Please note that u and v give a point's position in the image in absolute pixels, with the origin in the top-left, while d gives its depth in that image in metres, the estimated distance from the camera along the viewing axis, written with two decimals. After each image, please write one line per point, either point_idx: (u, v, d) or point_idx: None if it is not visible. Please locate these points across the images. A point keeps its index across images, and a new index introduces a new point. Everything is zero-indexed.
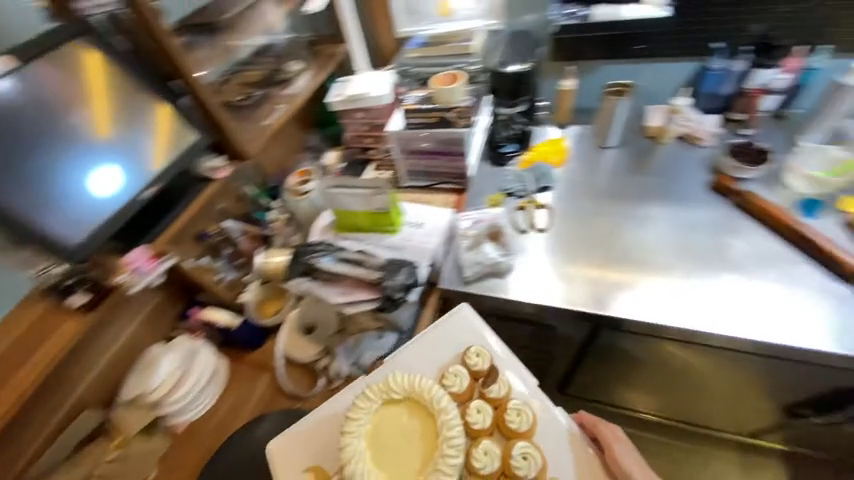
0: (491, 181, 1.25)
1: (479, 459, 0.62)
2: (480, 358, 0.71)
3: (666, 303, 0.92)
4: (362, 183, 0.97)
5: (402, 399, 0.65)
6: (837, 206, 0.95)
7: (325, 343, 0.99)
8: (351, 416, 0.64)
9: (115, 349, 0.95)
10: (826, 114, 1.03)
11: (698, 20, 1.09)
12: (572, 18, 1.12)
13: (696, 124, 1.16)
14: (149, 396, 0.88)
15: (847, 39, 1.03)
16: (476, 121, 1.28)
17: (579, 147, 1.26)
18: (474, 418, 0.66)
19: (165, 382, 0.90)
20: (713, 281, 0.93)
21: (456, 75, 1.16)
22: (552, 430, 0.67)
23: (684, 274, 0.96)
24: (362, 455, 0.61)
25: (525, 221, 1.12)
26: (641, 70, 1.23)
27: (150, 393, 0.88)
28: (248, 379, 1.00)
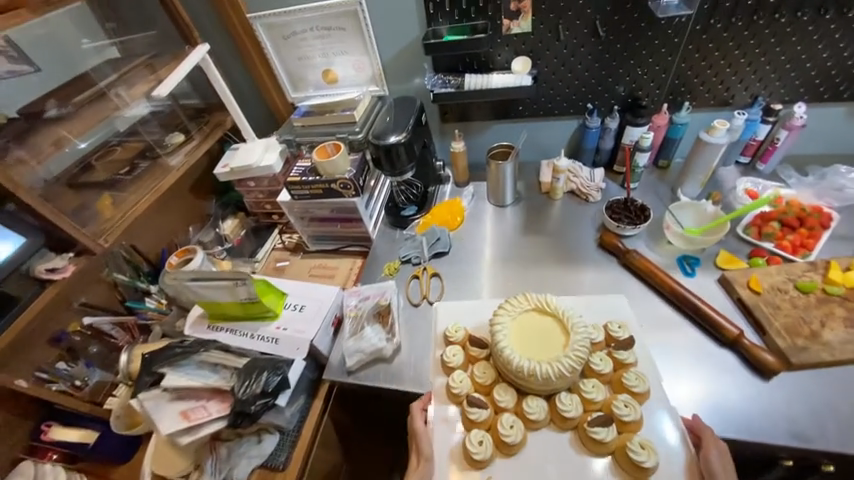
0: (391, 246, 1.23)
1: (587, 387, 0.75)
2: (622, 331, 0.82)
3: None
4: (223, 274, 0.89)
5: (551, 315, 0.83)
6: (713, 263, 0.96)
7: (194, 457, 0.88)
8: (511, 301, 0.86)
9: None
10: (695, 168, 1.06)
11: (573, 83, 1.11)
12: (448, 86, 1.11)
13: (581, 181, 1.20)
14: None
15: (705, 96, 1.07)
16: (372, 186, 1.25)
17: (478, 208, 1.28)
18: (597, 362, 0.78)
19: None
20: None
21: (338, 144, 1.14)
22: (655, 398, 0.75)
23: None
24: (506, 326, 0.82)
25: (418, 292, 1.06)
26: (529, 128, 1.27)
27: None
28: None
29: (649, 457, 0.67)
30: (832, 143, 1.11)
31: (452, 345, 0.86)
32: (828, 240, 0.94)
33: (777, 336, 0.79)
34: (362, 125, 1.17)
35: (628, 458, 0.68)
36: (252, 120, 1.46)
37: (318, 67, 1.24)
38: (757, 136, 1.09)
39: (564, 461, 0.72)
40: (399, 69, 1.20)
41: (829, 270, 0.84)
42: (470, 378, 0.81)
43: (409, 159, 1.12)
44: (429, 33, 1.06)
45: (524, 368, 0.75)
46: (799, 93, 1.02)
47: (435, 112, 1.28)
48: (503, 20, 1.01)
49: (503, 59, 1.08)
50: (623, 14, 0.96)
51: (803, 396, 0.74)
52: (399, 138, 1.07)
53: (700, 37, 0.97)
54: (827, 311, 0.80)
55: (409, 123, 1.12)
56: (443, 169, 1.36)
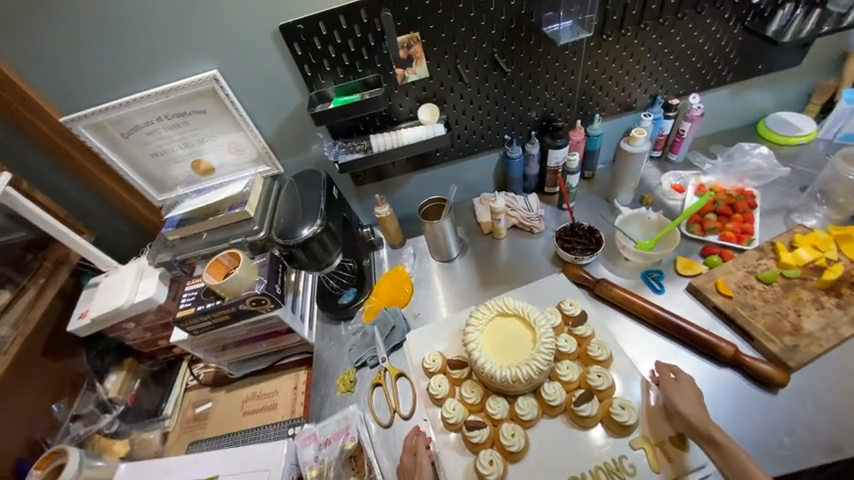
0: (337, 348, 1.00)
1: (562, 370, 0.75)
2: (575, 307, 0.83)
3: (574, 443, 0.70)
4: None
5: (512, 315, 0.81)
6: (674, 271, 0.93)
7: None
8: (472, 314, 0.81)
9: None
10: (626, 177, 1.03)
11: (486, 119, 1.02)
12: (354, 151, 0.94)
13: (522, 215, 1.12)
14: None
15: (611, 105, 1.07)
16: (293, 285, 1.01)
17: (422, 270, 1.12)
18: (563, 344, 0.78)
19: None
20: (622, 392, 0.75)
21: (234, 252, 0.89)
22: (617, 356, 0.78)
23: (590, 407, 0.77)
24: (479, 341, 0.77)
25: (385, 406, 0.85)
26: (452, 170, 1.15)
27: None
28: None
29: (630, 415, 0.68)
30: (722, 121, 1.19)
31: (433, 376, 0.81)
32: (761, 218, 0.97)
33: (768, 341, 0.76)
34: (261, 221, 0.93)
35: (613, 421, 0.69)
36: (100, 240, 1.08)
37: (185, 160, 0.98)
38: (664, 130, 1.10)
39: (564, 447, 0.70)
40: (288, 142, 1.00)
41: (780, 253, 0.85)
42: (461, 401, 0.76)
43: (331, 246, 0.91)
44: (313, 97, 0.88)
45: (507, 377, 0.72)
46: (690, 85, 1.06)
47: (345, 178, 1.09)
48: (396, 69, 0.88)
49: (406, 109, 0.95)
50: (520, 43, 0.89)
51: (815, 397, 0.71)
52: (313, 229, 0.86)
53: (596, 52, 0.95)
54: (797, 297, 0.80)
55: (323, 199, 0.92)
56: (371, 234, 1.17)
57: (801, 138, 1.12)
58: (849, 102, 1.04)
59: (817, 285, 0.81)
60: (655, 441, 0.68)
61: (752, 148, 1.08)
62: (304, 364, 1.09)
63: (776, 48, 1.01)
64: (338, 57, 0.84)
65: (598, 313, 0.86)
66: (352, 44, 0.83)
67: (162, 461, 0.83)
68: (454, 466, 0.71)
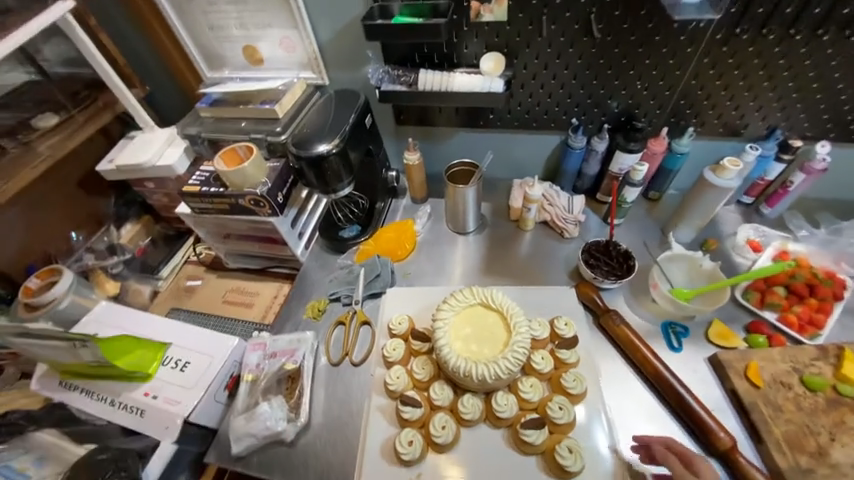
0: (321, 274, 0.99)
1: (524, 386, 0.67)
2: (568, 330, 0.74)
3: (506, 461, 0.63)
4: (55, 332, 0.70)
5: (494, 310, 0.73)
6: (703, 334, 0.78)
7: None
8: (453, 294, 0.74)
9: None
10: (694, 211, 0.86)
11: (556, 91, 0.88)
12: (401, 83, 0.86)
13: (557, 213, 1.00)
14: None
15: (713, 122, 0.87)
16: (302, 202, 1.00)
17: (432, 233, 1.05)
18: (537, 361, 0.70)
19: None
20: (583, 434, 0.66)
21: (249, 146, 0.87)
22: (590, 397, 0.69)
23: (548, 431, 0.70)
24: (448, 322, 0.71)
25: (340, 346, 0.83)
26: (501, 140, 1.04)
27: None
28: None
29: (575, 462, 0.60)
30: (848, 188, 0.94)
31: (393, 339, 0.76)
32: (841, 315, 0.77)
33: (778, 452, 0.62)
34: (286, 124, 0.91)
35: (555, 460, 0.61)
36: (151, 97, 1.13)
37: (237, 42, 0.96)
38: (767, 175, 0.90)
39: (495, 462, 0.64)
40: (339, 54, 0.94)
41: (844, 363, 0.68)
42: (408, 373, 0.71)
43: (343, 172, 0.86)
44: (374, 9, 0.80)
45: (461, 369, 0.65)
46: (825, 130, 0.83)
47: (388, 109, 1.02)
48: (471, 2, 0.76)
49: (470, 53, 0.84)
50: (626, 10, 0.73)
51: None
52: (328, 148, 0.81)
53: (718, 49, 0.76)
54: (840, 420, 0.64)
55: (351, 121, 0.87)
56: (395, 179, 1.11)
57: None
58: None
59: None
60: None
61: None
62: (290, 279, 1.10)
63: None
64: None
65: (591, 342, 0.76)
66: None
67: (134, 312, 0.88)
68: (377, 431, 0.68)
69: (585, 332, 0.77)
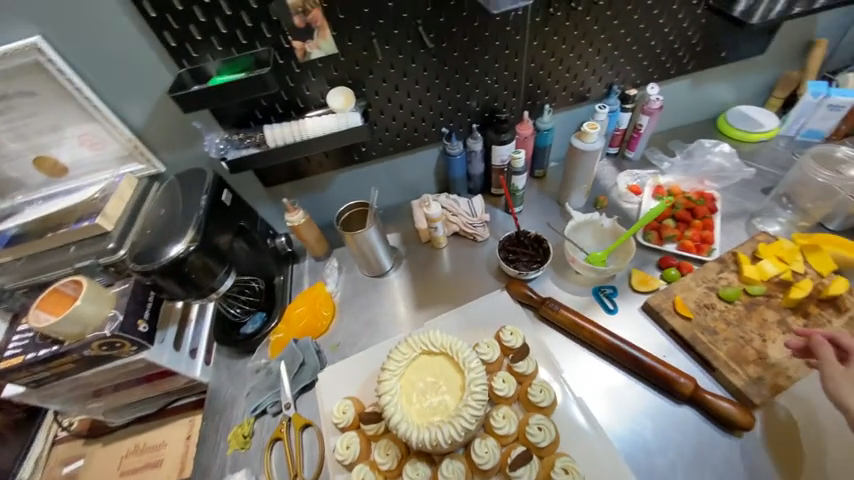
0: (236, 387, 0.82)
1: (497, 421, 0.61)
2: (516, 338, 0.70)
3: None
4: None
5: (440, 354, 0.65)
6: (629, 286, 0.81)
7: None
8: (391, 356, 0.65)
9: None
10: (578, 179, 0.90)
11: (416, 107, 0.85)
12: (248, 145, 0.75)
13: (463, 222, 0.97)
14: None
15: (562, 94, 0.92)
16: (181, 314, 0.82)
17: (350, 287, 0.94)
18: (499, 387, 0.64)
19: None
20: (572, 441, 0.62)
21: (77, 278, 0.67)
22: (561, 400, 0.65)
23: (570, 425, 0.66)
24: (396, 391, 0.61)
25: (286, 468, 0.68)
26: (383, 169, 0.98)
27: None
28: None
29: None
30: (682, 115, 1.09)
31: (343, 434, 0.65)
32: (721, 224, 0.87)
33: (731, 372, 0.65)
34: (122, 237, 0.72)
35: None
36: None
37: (17, 157, 0.74)
38: (621, 125, 0.98)
39: None
40: (166, 134, 0.79)
41: (743, 266, 0.75)
42: (374, 468, 0.61)
43: (215, 266, 0.71)
44: (183, 74, 0.68)
45: (426, 440, 0.56)
46: (649, 75, 0.94)
47: (251, 177, 0.90)
48: (292, 42, 0.68)
49: (314, 94, 0.77)
50: (449, 14, 0.72)
51: (817, 431, 0.59)
52: (183, 246, 0.65)
53: (542, 30, 0.79)
54: (761, 319, 0.70)
55: (202, 204, 0.72)
56: (288, 244, 0.98)
57: (762, 135, 1.03)
58: (814, 95, 0.94)
59: (782, 304, 0.71)
60: None
61: (714, 145, 0.98)
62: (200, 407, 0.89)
63: (738, 32, 0.91)
64: (210, 21, 0.64)
65: (540, 340, 0.73)
66: (225, 5, 0.63)
67: None
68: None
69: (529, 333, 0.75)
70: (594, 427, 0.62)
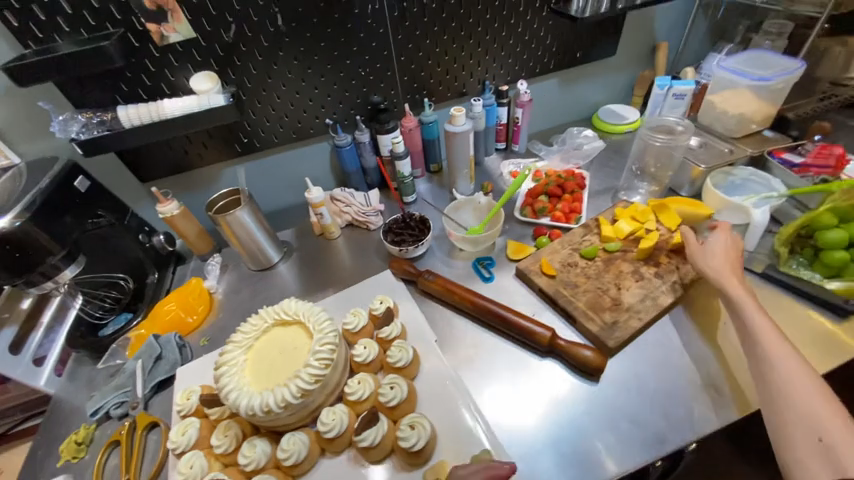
0: (84, 394, 0.73)
1: (350, 386, 0.57)
2: (383, 305, 0.68)
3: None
4: None
5: (295, 323, 0.62)
6: (506, 257, 0.82)
7: None
8: (239, 328, 0.61)
9: None
10: (458, 163, 0.94)
11: (293, 97, 0.87)
12: (101, 127, 0.73)
13: (354, 211, 0.97)
14: None
15: (439, 89, 0.99)
16: (28, 317, 0.75)
17: (234, 282, 0.90)
18: (358, 352, 0.61)
19: None
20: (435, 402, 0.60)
21: None
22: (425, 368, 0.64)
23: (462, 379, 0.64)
24: (238, 362, 0.56)
25: (119, 473, 0.59)
26: (272, 163, 0.98)
27: None
28: None
29: (420, 436, 0.52)
30: (560, 113, 1.20)
31: (182, 422, 0.58)
32: (589, 198, 0.93)
33: (588, 321, 0.66)
34: None
35: (400, 448, 0.52)
36: None
37: None
38: (501, 119, 1.05)
39: None
40: (18, 123, 0.75)
41: (602, 227, 0.80)
42: (208, 452, 0.54)
43: (54, 245, 0.67)
44: (27, 52, 0.66)
45: (258, 407, 0.51)
46: (517, 72, 1.04)
47: (121, 170, 0.87)
48: (146, 24, 0.70)
49: (181, 80, 0.77)
50: (308, 5, 0.77)
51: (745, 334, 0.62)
52: (6, 220, 0.61)
53: (403, 25, 0.86)
54: (617, 271, 0.73)
55: (43, 183, 0.69)
56: (169, 243, 0.92)
57: (628, 126, 1.14)
58: (661, 86, 1.06)
59: (637, 257, 0.75)
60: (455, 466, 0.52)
61: (579, 132, 1.11)
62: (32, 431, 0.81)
63: (587, 34, 1.03)
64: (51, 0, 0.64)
65: (413, 313, 0.72)
66: None
67: None
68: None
69: (402, 305, 0.74)
70: (459, 386, 0.61)
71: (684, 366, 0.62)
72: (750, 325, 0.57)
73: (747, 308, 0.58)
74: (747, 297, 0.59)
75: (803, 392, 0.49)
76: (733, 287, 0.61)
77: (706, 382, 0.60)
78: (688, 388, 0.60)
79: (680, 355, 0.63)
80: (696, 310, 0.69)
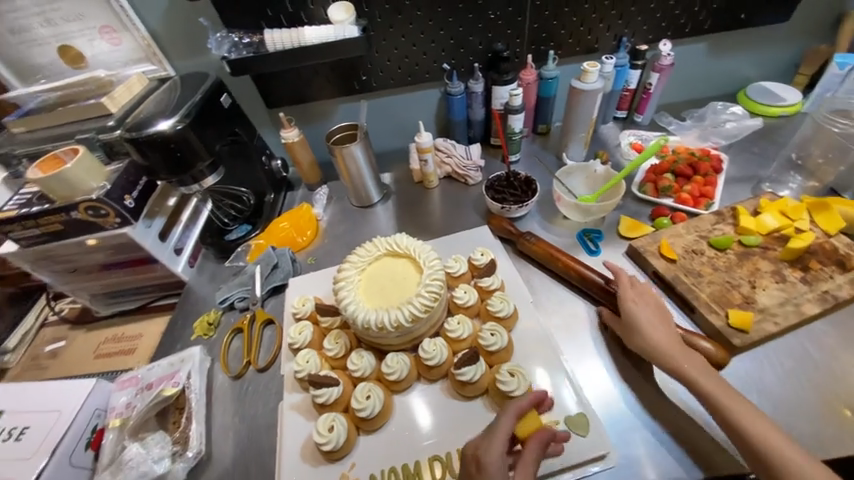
0: (210, 286, 0.84)
1: (451, 324, 0.59)
2: (485, 257, 0.68)
3: (446, 412, 0.55)
4: None
5: (404, 256, 0.64)
6: (617, 233, 0.77)
7: None
8: (353, 251, 0.65)
9: None
10: (577, 124, 0.88)
11: (418, 36, 0.86)
12: (246, 50, 0.79)
13: (455, 162, 0.96)
14: None
15: (568, 42, 0.91)
16: (172, 212, 0.86)
17: (337, 214, 0.95)
18: (460, 296, 0.63)
19: None
20: (534, 361, 0.60)
21: (73, 149, 0.73)
22: (522, 325, 0.64)
23: (561, 345, 0.62)
24: (354, 280, 0.61)
25: (240, 355, 0.68)
26: (384, 104, 0.99)
27: None
28: None
29: (519, 384, 0.53)
30: (700, 87, 1.05)
31: (297, 323, 0.65)
32: (725, 184, 0.82)
33: (711, 313, 0.61)
34: (122, 118, 0.77)
35: (498, 391, 0.54)
36: None
37: (44, 44, 0.80)
38: (630, 83, 0.94)
39: (438, 419, 0.55)
40: (179, 39, 0.84)
41: (741, 217, 0.70)
42: (320, 353, 0.60)
43: (203, 153, 0.75)
44: None
45: (371, 322, 0.56)
46: (661, 30, 0.91)
47: (252, 91, 0.94)
48: None
49: (318, 9, 0.80)
50: None
51: None
52: (171, 124, 0.70)
53: None
54: (753, 268, 0.65)
55: (197, 96, 0.77)
56: (283, 169, 1.00)
57: (783, 110, 0.96)
58: (840, 66, 0.87)
59: (780, 256, 0.66)
60: (550, 420, 0.54)
61: (723, 107, 0.97)
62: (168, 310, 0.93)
63: None
64: None
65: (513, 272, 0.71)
66: None
67: None
68: (294, 430, 0.57)
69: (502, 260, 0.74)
70: (557, 349, 0.61)
71: (816, 379, 0.55)
72: (721, 407, 0.48)
73: (708, 387, 0.50)
74: (705, 375, 0.51)
75: (793, 457, 0.44)
76: (656, 338, 0.54)
77: (842, 404, 0.52)
78: (821, 406, 0.53)
79: (813, 369, 0.56)
80: (843, 328, 0.60)
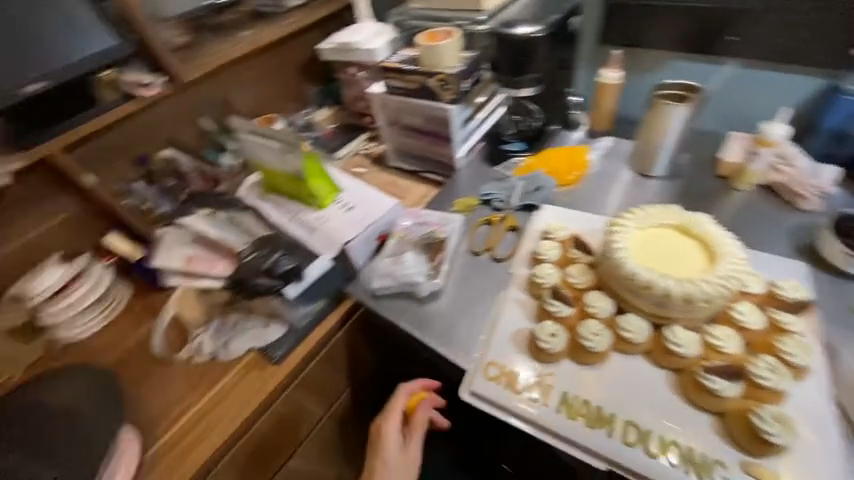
0: (474, 181, 0.95)
1: (719, 333, 0.56)
2: (795, 293, 0.59)
3: (664, 405, 0.54)
4: (274, 135, 0.80)
5: (696, 239, 0.61)
6: None
7: (211, 309, 0.87)
8: (642, 208, 0.65)
9: (13, 249, 0.87)
10: None
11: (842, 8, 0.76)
12: None
13: (794, 172, 0.79)
14: (31, 297, 0.82)
15: None
16: (477, 107, 0.98)
17: (607, 168, 0.92)
18: (739, 311, 0.57)
19: (49, 289, 0.83)
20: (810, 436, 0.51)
21: (452, 31, 0.92)
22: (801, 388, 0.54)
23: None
24: (634, 233, 0.62)
25: (485, 241, 0.81)
26: None
27: (30, 296, 0.82)
28: (135, 318, 0.92)
29: (782, 434, 0.48)
30: None
31: (549, 240, 0.71)
32: None
33: None
34: (491, 17, 0.97)
35: (747, 422, 0.50)
36: None
37: None
38: None
39: (654, 399, 0.55)
40: None
41: None
42: (562, 275, 0.65)
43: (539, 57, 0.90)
44: None
45: (643, 276, 0.57)
46: None
47: (593, 25, 1.01)
48: None
49: None
50: None
51: None
52: (534, 29, 0.86)
53: None
54: None
55: (554, 15, 0.90)
56: (574, 108, 1.03)
57: None
58: None
59: None
60: None
61: None
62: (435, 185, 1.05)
63: None
64: None
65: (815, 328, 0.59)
66: None
67: None
68: (511, 317, 0.66)
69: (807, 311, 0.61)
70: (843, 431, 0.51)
71: None
72: None
73: None
74: None
75: None
76: None
77: None
78: None
79: None
80: None
